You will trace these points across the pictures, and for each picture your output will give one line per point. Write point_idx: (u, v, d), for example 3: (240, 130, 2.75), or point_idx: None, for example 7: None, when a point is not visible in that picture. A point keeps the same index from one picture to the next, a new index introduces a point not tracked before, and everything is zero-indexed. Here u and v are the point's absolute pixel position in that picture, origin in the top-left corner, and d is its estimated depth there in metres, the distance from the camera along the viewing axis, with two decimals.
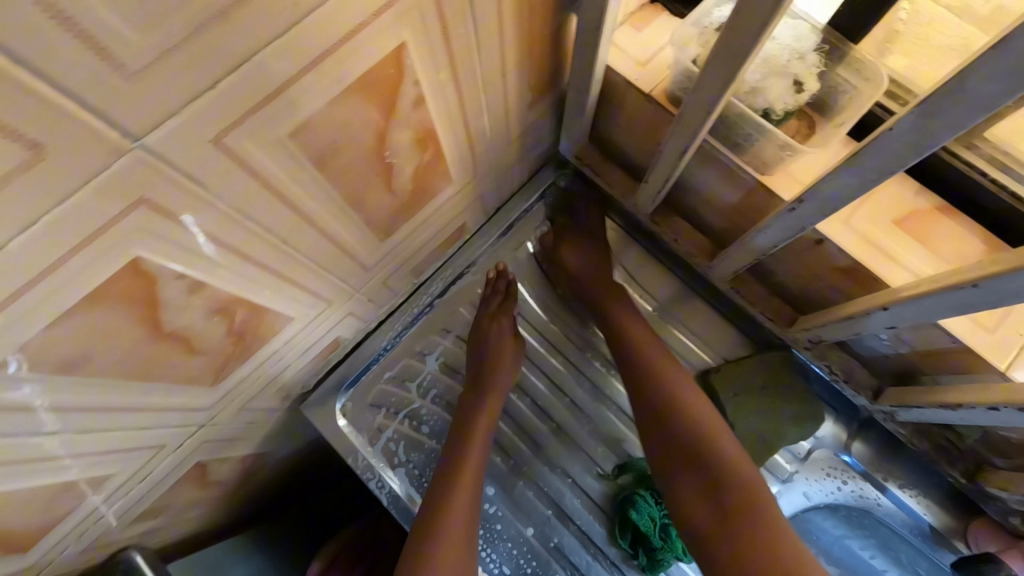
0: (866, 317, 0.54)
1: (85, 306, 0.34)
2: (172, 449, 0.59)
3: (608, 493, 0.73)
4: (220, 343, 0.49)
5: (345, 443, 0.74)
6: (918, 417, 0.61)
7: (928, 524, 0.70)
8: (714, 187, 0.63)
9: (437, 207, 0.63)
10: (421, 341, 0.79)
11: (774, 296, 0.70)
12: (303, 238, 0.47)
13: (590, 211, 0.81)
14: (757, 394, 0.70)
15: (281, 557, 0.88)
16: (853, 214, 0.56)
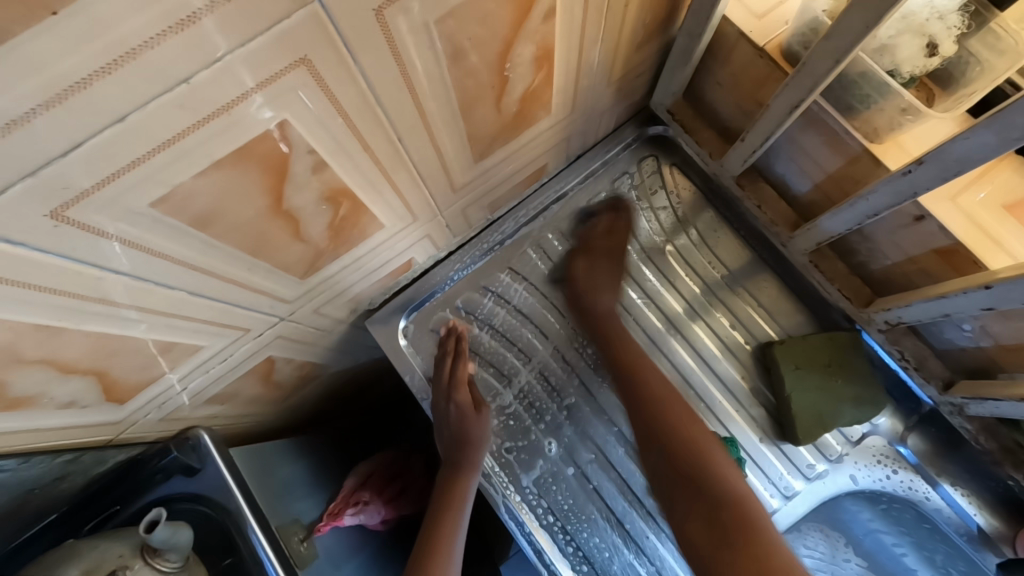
0: (959, 297, 0.53)
1: (232, 160, 0.36)
2: (254, 335, 0.62)
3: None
4: (321, 234, 0.52)
5: (403, 361, 0.75)
6: (991, 412, 0.59)
7: (976, 526, 0.69)
8: (813, 152, 0.62)
9: (530, 138, 0.64)
10: (489, 273, 0.78)
11: (852, 275, 0.69)
12: (414, 140, 0.48)
13: (668, 169, 0.82)
14: (819, 371, 0.70)
15: (322, 466, 0.93)
16: (960, 194, 0.54)
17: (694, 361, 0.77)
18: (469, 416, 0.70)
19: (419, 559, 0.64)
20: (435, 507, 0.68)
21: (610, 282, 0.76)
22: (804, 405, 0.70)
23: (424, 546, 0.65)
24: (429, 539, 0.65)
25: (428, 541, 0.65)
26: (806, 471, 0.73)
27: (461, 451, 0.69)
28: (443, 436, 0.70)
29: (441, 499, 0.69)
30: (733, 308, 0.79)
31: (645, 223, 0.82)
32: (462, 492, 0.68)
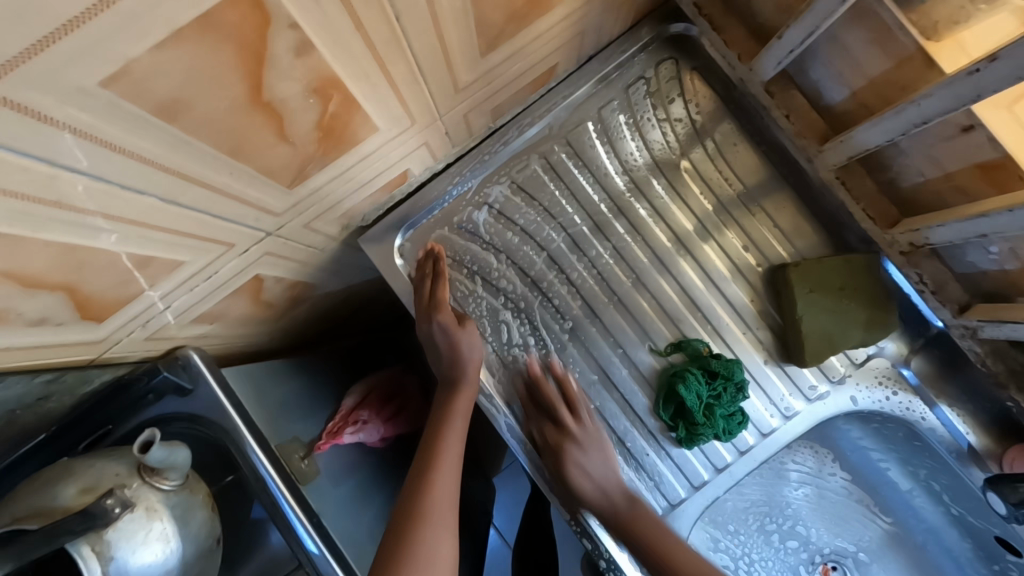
0: (1002, 214, 0.50)
1: (196, 29, 0.29)
2: (241, 251, 0.58)
3: (657, 368, 0.73)
4: (308, 135, 0.46)
5: (399, 281, 0.71)
6: (1006, 335, 0.58)
7: (967, 445, 0.70)
8: (856, 53, 0.55)
9: (542, 30, 0.56)
10: (491, 188, 0.73)
11: (880, 194, 0.65)
12: (414, 22, 0.41)
13: (687, 75, 0.75)
14: (829, 294, 0.68)
15: (318, 386, 0.92)
16: (1016, 101, 0.49)
17: (702, 283, 0.75)
18: (455, 328, 0.67)
19: (419, 467, 0.64)
20: (433, 422, 0.67)
21: (606, 459, 0.65)
22: (812, 327, 0.68)
23: (424, 456, 0.65)
24: (428, 450, 0.65)
25: (428, 452, 0.65)
26: (806, 390, 0.73)
27: (457, 369, 0.68)
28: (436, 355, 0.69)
29: (440, 414, 0.68)
30: (746, 229, 0.76)
31: (659, 135, 0.76)
32: (459, 405, 0.67)
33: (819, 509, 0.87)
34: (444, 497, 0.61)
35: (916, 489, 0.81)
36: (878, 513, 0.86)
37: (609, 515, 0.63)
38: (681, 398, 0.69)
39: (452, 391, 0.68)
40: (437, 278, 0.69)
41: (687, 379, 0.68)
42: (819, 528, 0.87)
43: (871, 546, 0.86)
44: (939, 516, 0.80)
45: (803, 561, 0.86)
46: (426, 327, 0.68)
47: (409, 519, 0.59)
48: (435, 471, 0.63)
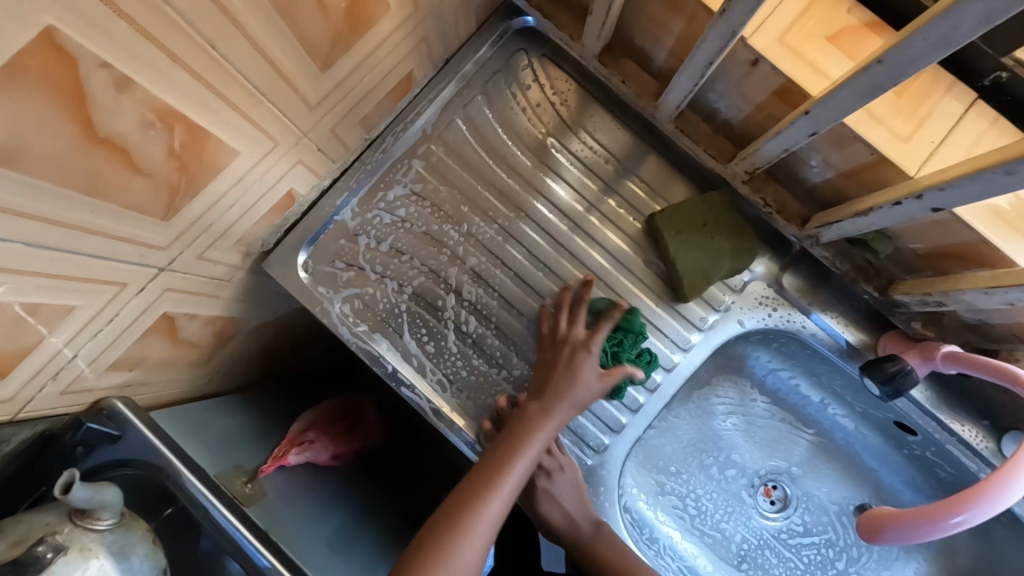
0: (790, 129, 0.57)
1: (5, 80, 0.34)
2: (135, 292, 0.61)
3: None
4: (163, 166, 0.50)
5: (307, 294, 0.76)
6: (838, 234, 0.66)
7: (845, 342, 0.77)
8: (657, 15, 0.63)
9: (379, 42, 0.62)
10: (378, 195, 0.79)
11: (716, 133, 0.72)
12: (232, 48, 0.46)
13: (539, 63, 0.82)
14: (699, 232, 0.75)
15: (262, 419, 0.95)
16: (786, 32, 0.57)
17: (590, 247, 0.81)
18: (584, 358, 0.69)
19: (467, 494, 0.61)
20: (504, 446, 0.64)
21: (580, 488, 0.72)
22: (687, 263, 0.75)
23: (480, 476, 0.63)
24: (490, 477, 0.62)
25: (482, 478, 0.62)
26: (699, 323, 0.79)
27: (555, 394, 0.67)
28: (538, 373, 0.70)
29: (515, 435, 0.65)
30: (621, 190, 0.82)
31: (525, 121, 0.82)
32: (538, 429, 0.65)
33: (749, 436, 0.93)
34: (487, 527, 0.60)
35: (826, 398, 0.88)
36: (801, 427, 0.92)
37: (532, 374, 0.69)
38: None
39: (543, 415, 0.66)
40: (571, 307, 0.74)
41: None
42: (753, 453, 0.93)
43: (803, 459, 0.92)
44: (850, 419, 0.87)
45: (744, 485, 0.92)
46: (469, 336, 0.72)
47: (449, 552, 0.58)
48: (488, 501, 0.60)
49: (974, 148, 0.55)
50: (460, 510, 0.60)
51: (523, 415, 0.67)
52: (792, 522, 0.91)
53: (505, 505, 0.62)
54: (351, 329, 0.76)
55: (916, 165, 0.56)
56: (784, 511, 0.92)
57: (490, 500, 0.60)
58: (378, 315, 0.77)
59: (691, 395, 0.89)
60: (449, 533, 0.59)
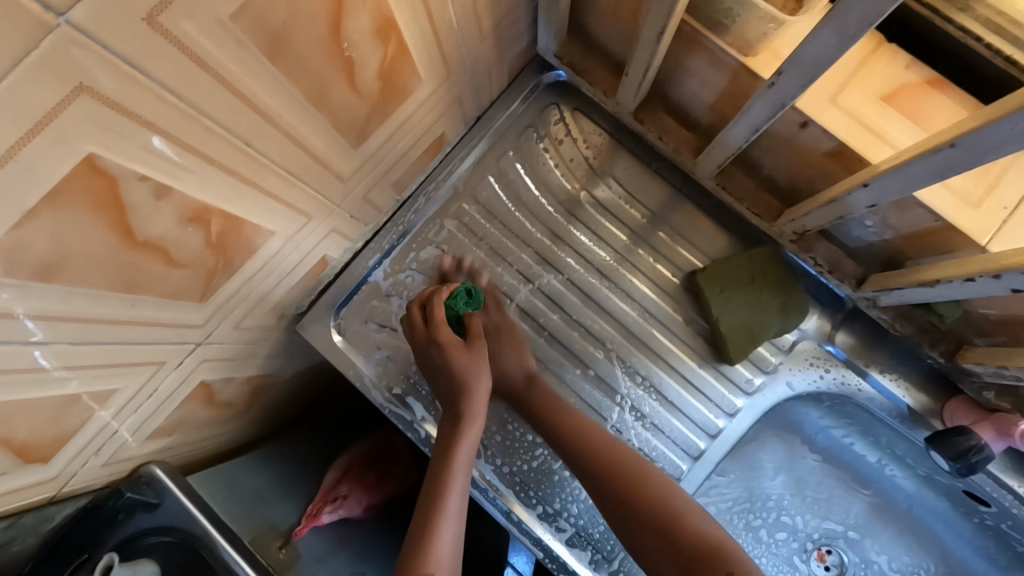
0: (846, 198, 0.54)
1: (48, 206, 0.33)
2: (173, 366, 0.61)
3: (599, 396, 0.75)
4: (200, 254, 0.50)
5: (341, 356, 0.75)
6: (900, 299, 0.62)
7: (907, 406, 0.71)
8: (699, 73, 0.60)
9: (411, 111, 0.61)
10: (411, 255, 0.78)
11: (761, 190, 0.69)
12: (267, 140, 0.46)
13: (572, 116, 0.80)
14: (747, 289, 0.72)
15: (296, 471, 0.94)
16: (839, 93, 0.54)
17: (627, 305, 0.78)
18: (457, 352, 0.65)
19: (416, 531, 0.59)
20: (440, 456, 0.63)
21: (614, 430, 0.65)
22: (731, 322, 0.72)
23: (422, 509, 0.60)
24: (429, 505, 0.60)
25: (426, 508, 0.60)
26: (744, 386, 0.75)
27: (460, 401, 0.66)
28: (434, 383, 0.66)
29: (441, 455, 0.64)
30: (658, 245, 0.79)
31: (557, 174, 0.80)
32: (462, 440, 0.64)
33: (800, 495, 0.88)
34: (447, 548, 0.58)
35: (885, 458, 0.81)
36: (857, 486, 0.86)
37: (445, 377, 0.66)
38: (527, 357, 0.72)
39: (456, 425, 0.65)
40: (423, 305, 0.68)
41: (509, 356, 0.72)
42: (804, 515, 0.88)
43: (859, 522, 0.87)
44: (913, 481, 0.81)
45: (795, 549, 0.87)
46: (423, 348, 0.67)
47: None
48: (438, 526, 0.58)
49: None
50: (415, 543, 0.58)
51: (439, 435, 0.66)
52: None
53: (455, 525, 0.60)
54: (384, 393, 0.75)
55: (989, 235, 0.51)
56: None
57: (439, 523, 0.58)
58: (411, 379, 0.76)
59: (741, 455, 0.83)
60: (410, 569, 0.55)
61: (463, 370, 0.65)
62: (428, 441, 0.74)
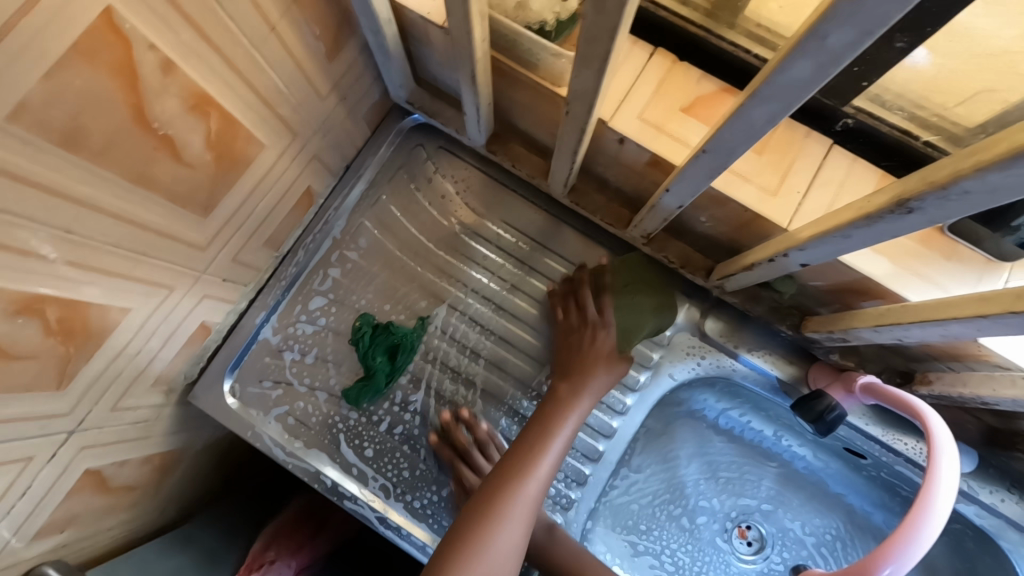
0: (662, 202, 0.59)
1: None
2: (45, 461, 0.59)
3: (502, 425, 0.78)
4: (43, 344, 0.49)
5: (236, 419, 0.75)
6: (740, 284, 0.67)
7: (776, 378, 0.77)
8: (528, 104, 0.66)
9: (262, 173, 0.63)
10: (298, 308, 0.79)
11: (610, 201, 0.75)
12: (91, 223, 0.47)
13: (439, 154, 0.84)
14: (628, 290, 0.77)
15: (222, 543, 0.91)
16: (643, 109, 0.60)
17: (516, 327, 0.82)
18: (605, 339, 0.75)
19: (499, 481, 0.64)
20: (541, 424, 0.69)
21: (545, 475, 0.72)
22: (617, 325, 0.77)
23: (513, 462, 0.65)
24: (522, 466, 0.65)
25: (517, 464, 0.66)
26: (633, 385, 0.79)
27: (578, 383, 0.72)
28: (570, 359, 0.75)
29: (547, 416, 0.70)
30: (538, 266, 0.83)
31: (433, 211, 0.84)
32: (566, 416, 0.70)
33: (713, 478, 0.91)
34: (526, 502, 0.63)
35: (779, 431, 0.86)
36: (763, 460, 0.90)
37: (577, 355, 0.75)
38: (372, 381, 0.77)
39: (567, 404, 0.71)
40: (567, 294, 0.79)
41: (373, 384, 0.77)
42: (719, 496, 0.91)
43: (770, 494, 0.91)
44: (807, 448, 0.86)
45: (717, 530, 0.91)
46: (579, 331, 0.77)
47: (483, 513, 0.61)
48: (525, 486, 0.63)
49: (839, 190, 0.56)
50: (494, 496, 0.63)
51: (552, 404, 0.71)
52: (771, 562, 0.90)
53: (540, 486, 0.65)
54: (285, 448, 0.75)
55: (789, 216, 0.57)
56: (762, 552, 0.90)
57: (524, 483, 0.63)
58: (312, 430, 0.77)
59: (650, 448, 0.87)
60: (489, 516, 0.61)
61: (599, 351, 0.75)
62: (332, 489, 0.74)
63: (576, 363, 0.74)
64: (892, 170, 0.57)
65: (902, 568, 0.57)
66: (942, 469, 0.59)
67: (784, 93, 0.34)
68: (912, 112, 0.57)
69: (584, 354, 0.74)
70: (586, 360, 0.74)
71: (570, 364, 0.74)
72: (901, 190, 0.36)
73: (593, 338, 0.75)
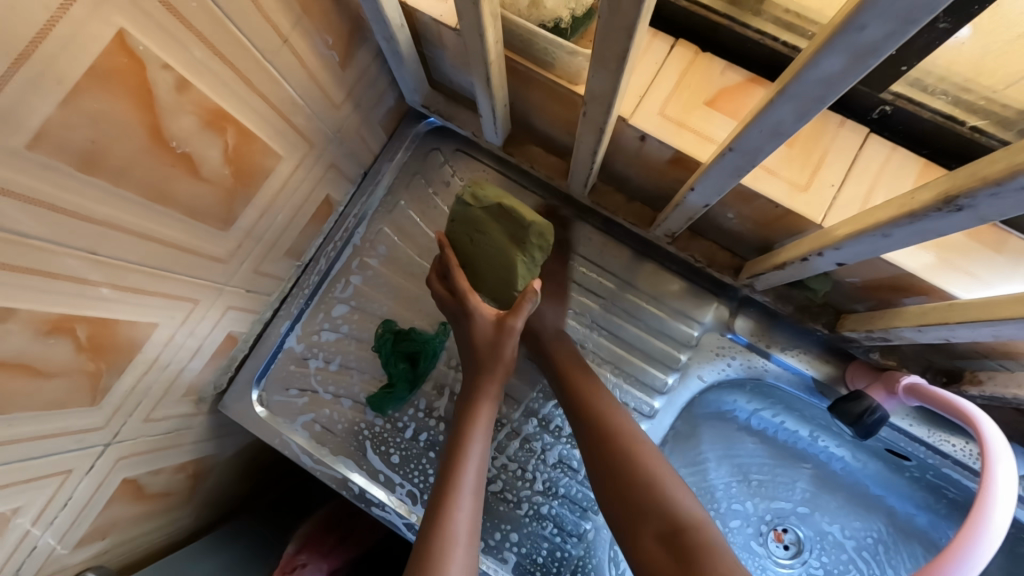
0: (686, 202, 0.57)
1: None
2: (84, 472, 0.60)
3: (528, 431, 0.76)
4: (74, 362, 0.51)
5: (263, 426, 0.76)
6: (771, 283, 0.65)
7: (811, 378, 0.74)
8: (544, 104, 0.64)
9: (280, 184, 0.63)
10: (321, 316, 0.80)
11: (631, 200, 0.73)
12: (114, 243, 0.47)
13: (456, 157, 0.84)
14: (479, 240, 0.67)
15: (255, 546, 0.93)
16: (665, 106, 0.57)
17: None
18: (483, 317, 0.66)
19: (433, 507, 0.60)
20: (456, 436, 0.65)
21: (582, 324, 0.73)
22: (488, 278, 0.69)
23: (443, 484, 0.61)
24: (446, 486, 0.61)
25: (444, 482, 0.61)
26: (660, 388, 0.77)
27: (478, 377, 0.67)
28: (464, 356, 0.69)
29: (465, 417, 0.66)
30: None
31: None
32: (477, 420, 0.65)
33: (746, 481, 0.89)
34: (464, 525, 0.58)
35: (815, 431, 0.83)
36: (797, 461, 0.87)
37: (467, 347, 0.68)
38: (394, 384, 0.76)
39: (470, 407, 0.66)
40: (443, 276, 0.71)
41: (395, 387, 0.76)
42: (752, 499, 0.88)
43: (807, 496, 0.88)
44: (845, 448, 0.82)
45: (751, 535, 0.88)
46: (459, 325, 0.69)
47: (424, 550, 0.57)
48: (454, 503, 0.59)
49: (876, 182, 0.53)
50: (430, 526, 0.58)
51: (461, 410, 0.67)
52: (809, 566, 0.86)
53: (472, 501, 0.60)
54: (312, 456, 0.76)
55: (822, 212, 0.54)
56: (799, 556, 0.87)
57: (454, 502, 0.59)
58: (338, 437, 0.77)
59: (679, 450, 0.85)
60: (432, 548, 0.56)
61: (480, 330, 0.66)
62: (359, 496, 0.75)
63: (467, 354, 0.69)
64: (931, 158, 0.54)
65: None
66: (998, 478, 0.56)
67: (815, 89, 0.32)
68: (957, 96, 0.53)
69: (485, 342, 0.67)
70: (478, 346, 0.67)
71: (467, 365, 0.69)
72: (948, 186, 0.34)
73: (467, 325, 0.68)
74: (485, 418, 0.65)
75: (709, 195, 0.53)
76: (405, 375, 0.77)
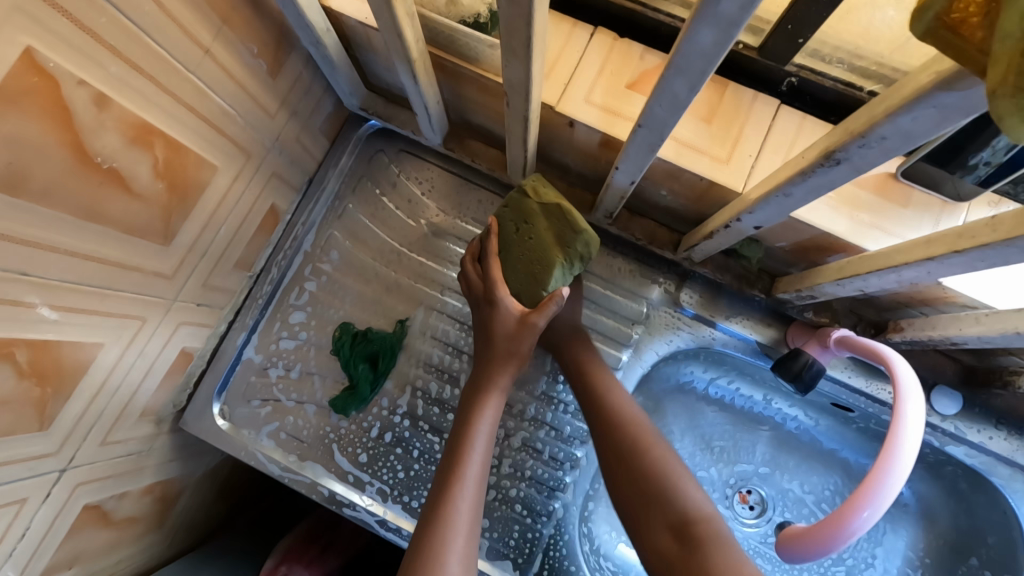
0: (614, 181, 0.59)
1: None
2: (40, 501, 0.60)
3: None
4: (17, 388, 0.50)
5: (220, 437, 0.76)
6: (706, 254, 0.68)
7: (755, 342, 0.77)
8: (476, 98, 0.66)
9: (221, 196, 0.64)
10: (277, 325, 0.81)
11: (573, 186, 0.75)
12: (47, 264, 0.47)
13: (401, 157, 0.85)
14: (525, 231, 0.67)
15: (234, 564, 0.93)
16: (590, 92, 0.60)
17: None
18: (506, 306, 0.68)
19: (436, 494, 0.62)
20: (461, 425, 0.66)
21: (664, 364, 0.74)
22: (517, 269, 0.68)
23: (444, 471, 0.63)
24: (450, 472, 0.62)
25: (448, 469, 0.63)
26: (615, 364, 0.78)
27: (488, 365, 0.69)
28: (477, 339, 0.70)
29: (471, 404, 0.68)
30: None
31: (399, 214, 0.84)
32: (484, 408, 0.67)
33: (709, 449, 0.92)
34: (465, 512, 0.60)
35: (768, 394, 0.87)
36: (755, 425, 0.91)
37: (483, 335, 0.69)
38: (358, 379, 0.77)
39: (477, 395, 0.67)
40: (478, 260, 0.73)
41: (359, 383, 0.77)
42: (716, 465, 0.91)
43: (767, 458, 0.91)
44: (796, 408, 0.87)
45: (718, 499, 0.91)
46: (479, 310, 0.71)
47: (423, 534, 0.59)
48: (457, 492, 0.61)
49: (790, 150, 0.56)
50: (428, 512, 0.60)
51: (469, 395, 0.69)
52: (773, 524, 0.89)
53: (474, 491, 0.62)
54: (280, 464, 0.76)
55: (742, 181, 0.57)
56: (764, 515, 0.90)
57: (456, 490, 0.61)
58: (305, 443, 0.78)
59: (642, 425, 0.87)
60: (431, 533, 0.58)
61: (501, 319, 0.68)
62: (329, 500, 0.76)
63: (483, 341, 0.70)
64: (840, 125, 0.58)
65: (877, 509, 0.56)
66: (907, 412, 0.58)
67: (697, 62, 0.34)
68: (852, 64, 0.57)
69: (503, 332, 0.68)
70: (492, 333, 0.68)
71: (481, 351, 0.70)
72: (828, 143, 0.37)
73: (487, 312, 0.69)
74: (493, 407, 0.67)
75: (633, 171, 0.55)
76: (366, 372, 0.78)
